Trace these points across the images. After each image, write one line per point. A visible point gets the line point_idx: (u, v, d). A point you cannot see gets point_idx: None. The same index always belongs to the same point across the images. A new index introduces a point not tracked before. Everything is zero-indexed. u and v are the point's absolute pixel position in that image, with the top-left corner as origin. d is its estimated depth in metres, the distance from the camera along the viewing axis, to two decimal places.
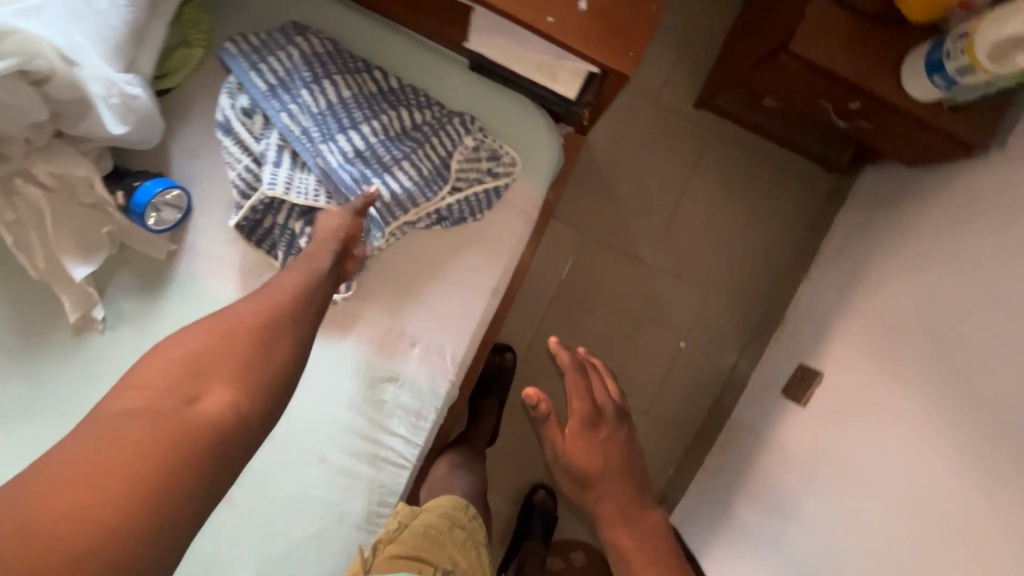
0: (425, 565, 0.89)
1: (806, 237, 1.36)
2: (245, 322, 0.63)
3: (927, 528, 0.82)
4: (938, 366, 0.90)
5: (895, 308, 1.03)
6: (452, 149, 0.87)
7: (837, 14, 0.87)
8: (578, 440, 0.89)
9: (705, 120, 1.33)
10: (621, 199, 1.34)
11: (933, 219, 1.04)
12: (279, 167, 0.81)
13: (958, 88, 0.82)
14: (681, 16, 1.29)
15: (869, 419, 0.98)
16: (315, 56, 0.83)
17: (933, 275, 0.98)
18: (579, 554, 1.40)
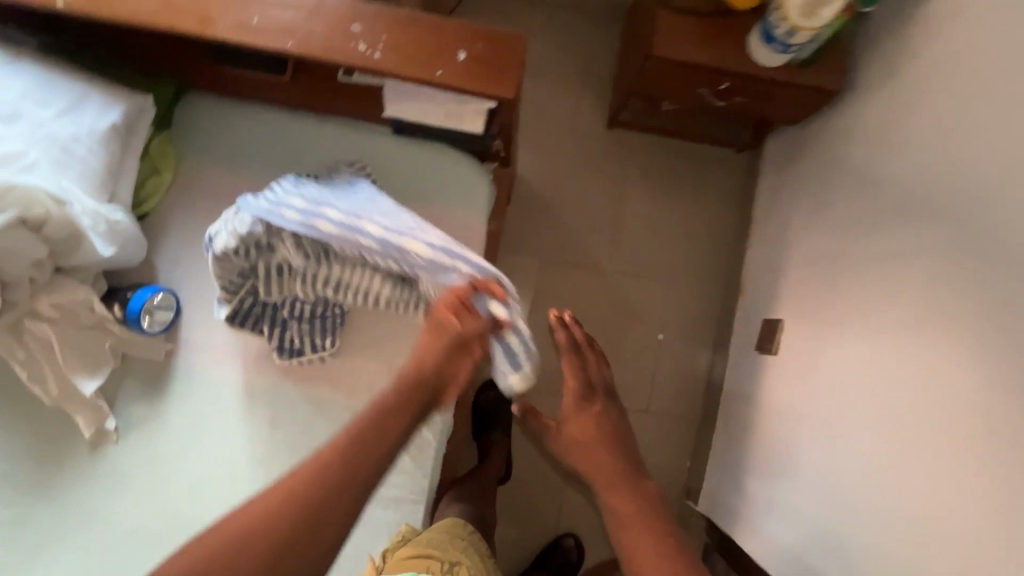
0: (431, 562, 0.89)
1: (740, 211, 1.48)
2: (272, 511, 0.70)
3: (902, 427, 0.86)
4: (875, 278, 0.97)
5: (824, 243, 1.13)
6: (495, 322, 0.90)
7: (682, 21, 1.05)
8: (569, 416, 0.90)
9: (620, 136, 1.49)
10: (565, 222, 1.48)
11: (829, 161, 1.16)
12: (269, 280, 0.95)
13: (795, 48, 0.98)
14: (575, 58, 1.49)
15: (834, 345, 1.04)
16: (372, 208, 0.92)
17: (843, 206, 1.09)
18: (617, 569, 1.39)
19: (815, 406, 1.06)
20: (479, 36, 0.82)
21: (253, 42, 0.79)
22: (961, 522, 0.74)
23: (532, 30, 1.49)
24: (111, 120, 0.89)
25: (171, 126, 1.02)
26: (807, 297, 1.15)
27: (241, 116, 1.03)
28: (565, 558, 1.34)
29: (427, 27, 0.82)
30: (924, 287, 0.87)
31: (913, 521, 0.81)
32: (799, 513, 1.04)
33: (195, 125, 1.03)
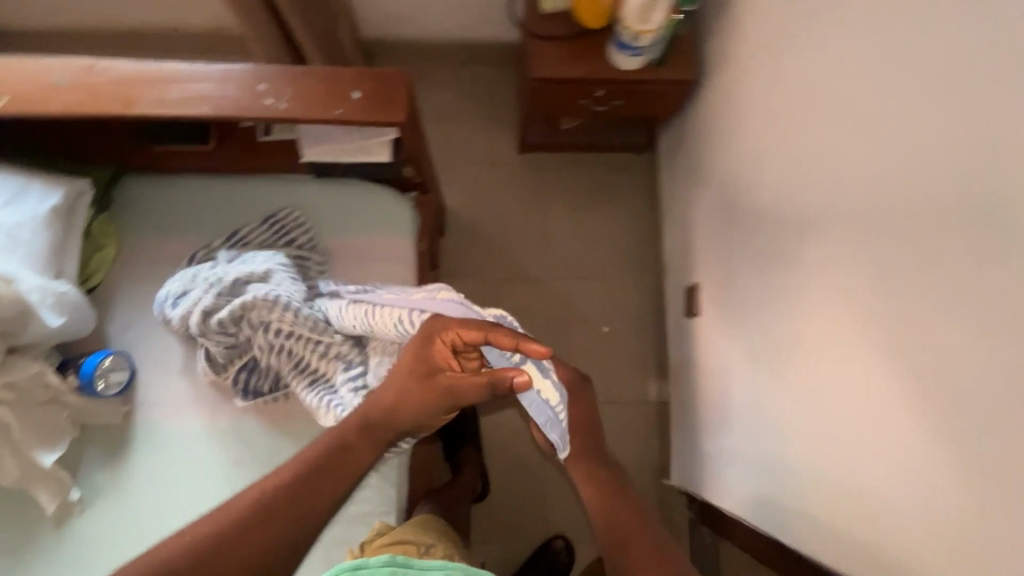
0: (409, 546, 0.97)
1: (652, 203, 1.63)
2: (248, 515, 0.70)
3: (815, 350, 0.90)
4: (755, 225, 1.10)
5: (715, 209, 1.27)
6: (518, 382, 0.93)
7: (550, 47, 1.24)
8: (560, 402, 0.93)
9: (532, 158, 1.65)
10: (498, 243, 1.60)
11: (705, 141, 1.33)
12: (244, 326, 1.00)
13: (643, 50, 1.15)
14: (479, 99, 1.67)
15: (741, 291, 1.15)
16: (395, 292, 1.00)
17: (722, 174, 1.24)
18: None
19: (745, 346, 1.11)
20: (368, 76, 0.95)
21: (173, 113, 0.92)
22: (870, 434, 0.77)
23: (437, 81, 1.68)
24: (52, 204, 0.98)
25: (111, 207, 1.12)
26: (713, 259, 1.27)
27: (174, 188, 1.13)
28: (555, 561, 1.36)
29: (320, 76, 0.95)
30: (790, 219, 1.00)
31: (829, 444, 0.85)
32: (745, 457, 1.12)
33: (132, 202, 1.12)
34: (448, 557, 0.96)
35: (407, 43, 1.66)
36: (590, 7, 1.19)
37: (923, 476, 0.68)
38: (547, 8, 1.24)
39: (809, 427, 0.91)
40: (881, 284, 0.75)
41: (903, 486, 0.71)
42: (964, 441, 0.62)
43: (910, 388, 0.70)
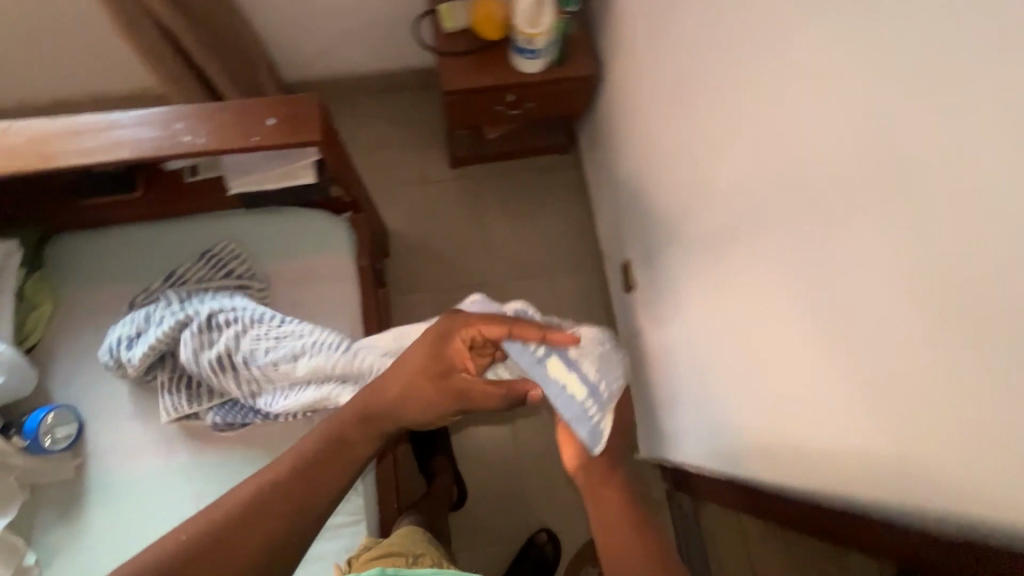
0: (396, 558, 0.98)
1: (583, 198, 1.71)
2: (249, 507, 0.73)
3: (740, 306, 0.86)
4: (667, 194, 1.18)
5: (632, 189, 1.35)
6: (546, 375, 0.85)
7: (456, 62, 1.32)
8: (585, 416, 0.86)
9: (465, 171, 1.72)
10: (442, 257, 1.65)
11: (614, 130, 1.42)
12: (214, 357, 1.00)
13: (540, 51, 1.25)
14: (407, 123, 1.75)
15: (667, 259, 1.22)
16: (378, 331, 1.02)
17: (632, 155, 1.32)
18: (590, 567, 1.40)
19: (686, 308, 1.08)
20: (281, 103, 1.01)
21: (92, 160, 0.95)
22: (803, 383, 0.72)
23: (364, 114, 1.76)
24: None
25: (45, 266, 1.13)
26: (638, 235, 1.35)
27: (108, 239, 1.15)
28: (541, 555, 1.37)
29: (235, 109, 1.01)
30: None
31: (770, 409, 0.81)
32: (693, 426, 1.15)
33: (66, 258, 1.14)
34: (437, 567, 0.98)
35: (330, 82, 1.74)
36: (487, 20, 1.29)
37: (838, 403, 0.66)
38: (449, 28, 1.34)
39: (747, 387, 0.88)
40: (787, 237, 0.71)
41: (834, 434, 0.67)
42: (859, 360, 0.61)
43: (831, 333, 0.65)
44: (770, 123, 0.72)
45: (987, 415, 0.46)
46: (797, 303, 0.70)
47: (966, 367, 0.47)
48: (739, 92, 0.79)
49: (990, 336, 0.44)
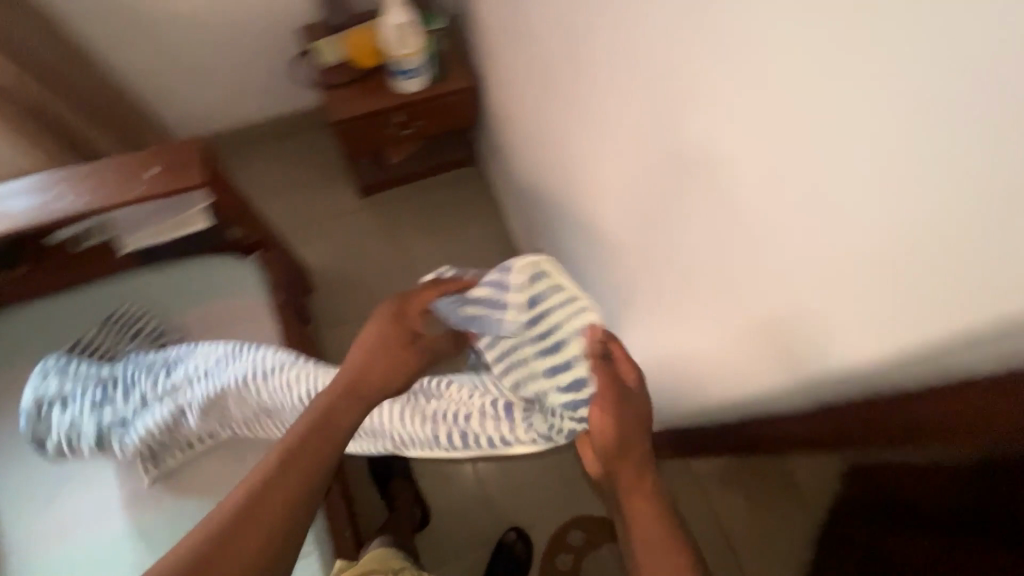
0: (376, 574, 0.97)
1: (494, 204, 1.76)
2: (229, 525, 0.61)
3: (629, 246, 0.87)
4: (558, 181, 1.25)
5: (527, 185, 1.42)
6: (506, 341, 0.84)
7: (339, 93, 1.37)
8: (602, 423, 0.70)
9: (375, 199, 1.75)
10: (367, 286, 1.66)
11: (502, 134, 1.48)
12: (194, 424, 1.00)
13: (414, 71, 1.33)
14: (310, 163, 1.77)
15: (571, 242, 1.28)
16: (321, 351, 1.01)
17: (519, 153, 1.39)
18: (563, 560, 1.40)
19: (595, 259, 1.07)
20: (159, 153, 1.01)
21: None
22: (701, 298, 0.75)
23: (266, 162, 1.77)
24: None
25: None
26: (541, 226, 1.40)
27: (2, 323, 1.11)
28: (512, 553, 1.38)
29: (111, 166, 1.01)
30: None
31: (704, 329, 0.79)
32: None
33: None
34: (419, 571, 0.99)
35: (227, 136, 1.75)
36: (360, 50, 1.36)
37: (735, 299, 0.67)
38: (325, 63, 1.38)
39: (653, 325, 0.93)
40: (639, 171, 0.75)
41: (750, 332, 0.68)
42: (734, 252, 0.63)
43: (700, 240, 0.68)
44: (613, 66, 0.73)
45: (903, 275, 0.43)
46: (694, 220, 0.67)
47: (871, 235, 0.44)
48: (575, 58, 0.85)
49: (886, 187, 0.41)
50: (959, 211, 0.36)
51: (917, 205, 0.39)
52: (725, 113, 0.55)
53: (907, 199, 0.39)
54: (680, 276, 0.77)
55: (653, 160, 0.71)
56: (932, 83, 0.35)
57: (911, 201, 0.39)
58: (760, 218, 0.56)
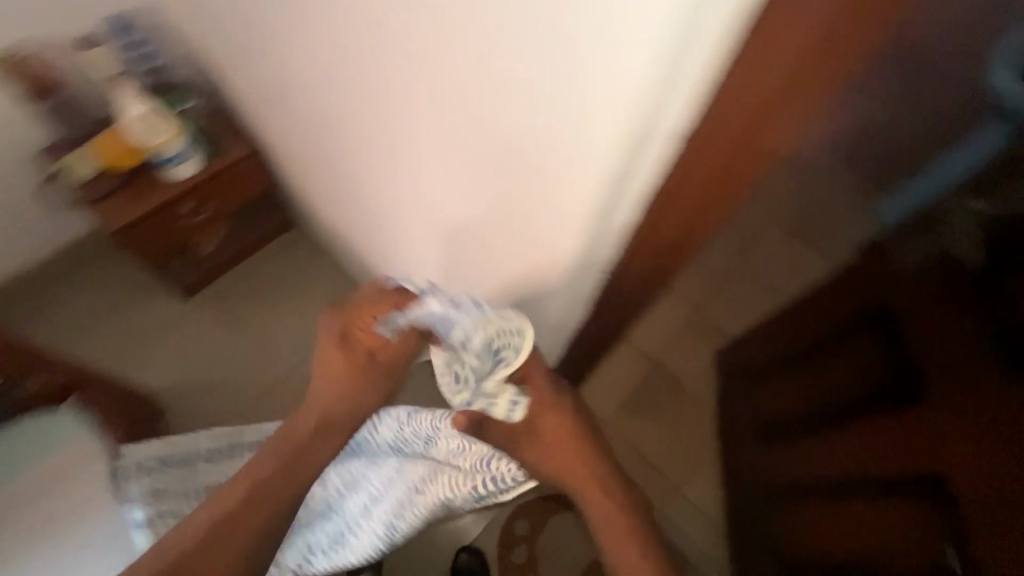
0: None
1: (328, 257, 1.71)
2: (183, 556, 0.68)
3: (437, 233, 0.92)
4: (359, 222, 1.24)
5: (342, 228, 1.40)
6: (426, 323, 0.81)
7: (108, 204, 1.28)
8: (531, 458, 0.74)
9: (202, 296, 1.65)
10: (227, 382, 1.56)
11: (298, 190, 1.45)
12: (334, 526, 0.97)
13: (179, 155, 1.28)
14: (115, 286, 1.63)
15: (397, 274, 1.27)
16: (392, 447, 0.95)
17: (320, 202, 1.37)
18: (517, 554, 1.42)
19: (419, 256, 1.08)
20: None
21: None
22: (497, 264, 0.79)
23: (66, 298, 1.61)
24: None
25: None
26: (373, 263, 1.38)
27: None
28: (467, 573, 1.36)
29: None
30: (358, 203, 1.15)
31: (515, 283, 0.80)
32: None
33: None
34: None
35: (5, 289, 1.56)
36: (111, 151, 1.27)
37: (518, 256, 0.73)
38: (79, 179, 1.26)
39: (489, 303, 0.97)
40: (413, 159, 0.80)
41: (536, 283, 0.75)
42: (497, 210, 0.68)
43: (471, 203, 0.73)
44: (344, 55, 0.75)
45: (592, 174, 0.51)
46: (464, 187, 0.72)
47: (565, 145, 0.51)
48: (322, 86, 0.88)
49: (553, 97, 0.48)
50: (606, 22, 0.40)
51: (581, 44, 0.42)
52: (438, 74, 0.60)
53: (574, 35, 0.42)
54: (476, 233, 0.79)
55: (417, 145, 0.75)
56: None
57: (571, 101, 0.47)
58: (500, 166, 0.61)
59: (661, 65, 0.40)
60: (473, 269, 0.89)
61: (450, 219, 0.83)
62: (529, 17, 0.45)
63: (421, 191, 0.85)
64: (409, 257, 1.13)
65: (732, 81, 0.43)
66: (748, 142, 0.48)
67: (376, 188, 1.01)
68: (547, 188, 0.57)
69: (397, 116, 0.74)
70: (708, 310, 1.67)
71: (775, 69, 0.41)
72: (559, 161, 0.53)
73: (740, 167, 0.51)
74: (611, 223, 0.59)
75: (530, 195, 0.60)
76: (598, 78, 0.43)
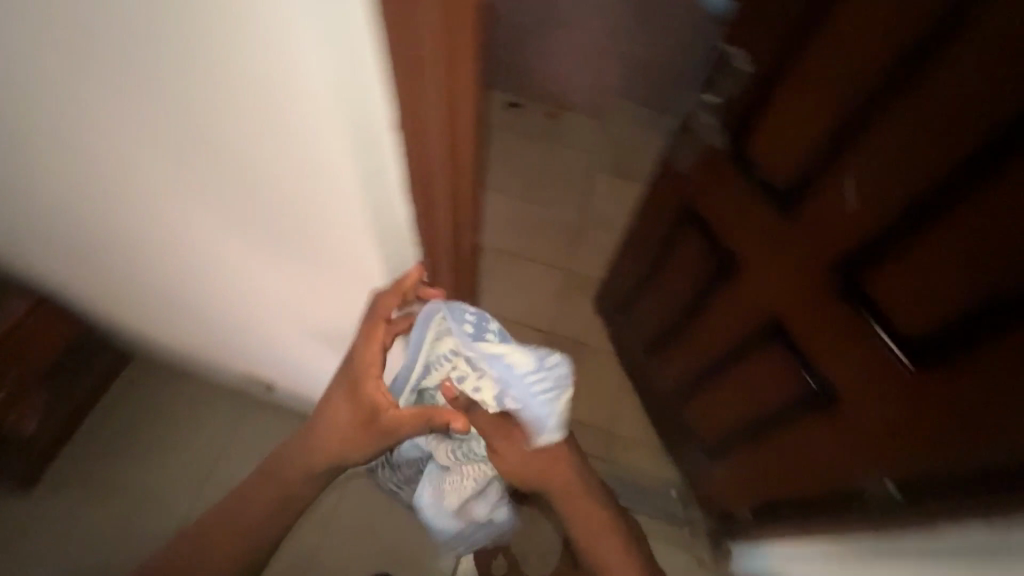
0: None
1: (188, 376, 1.54)
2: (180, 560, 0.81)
3: (270, 298, 0.85)
4: (196, 328, 1.13)
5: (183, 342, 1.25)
6: (468, 320, 0.71)
7: None
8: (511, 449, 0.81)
9: (50, 480, 1.41)
10: (118, 556, 1.34)
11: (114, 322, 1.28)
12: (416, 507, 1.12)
13: None
14: None
15: (266, 359, 1.18)
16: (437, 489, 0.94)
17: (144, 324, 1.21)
18: (499, 564, 1.40)
19: (266, 332, 1.01)
20: None
21: None
22: (339, 296, 0.75)
23: None
24: None
25: None
26: (235, 362, 1.26)
27: None
28: None
29: None
30: (183, 308, 1.04)
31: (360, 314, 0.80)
32: None
33: None
34: None
35: None
36: None
37: (349, 281, 0.69)
38: None
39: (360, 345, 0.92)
40: (197, 237, 0.72)
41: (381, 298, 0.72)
42: (301, 245, 0.64)
43: (277, 251, 0.68)
44: (59, 164, 0.65)
45: (351, 173, 0.49)
46: (261, 239, 0.67)
47: (310, 159, 0.48)
48: (63, 203, 0.77)
49: (264, 119, 0.45)
50: (250, 30, 0.37)
51: (247, 59, 0.39)
52: (152, 142, 0.54)
53: (234, 53, 0.39)
54: (301, 287, 0.77)
55: (190, 221, 0.68)
56: (179, 33, 0.39)
57: (283, 115, 0.44)
58: (274, 204, 0.57)
59: (334, 95, 0.41)
60: (324, 314, 0.84)
61: (272, 277, 0.77)
62: (199, 90, 0.44)
63: (229, 265, 0.78)
64: (267, 336, 1.05)
65: (408, 63, 0.39)
66: (468, 125, 0.49)
67: (186, 284, 0.91)
68: (324, 206, 0.54)
69: (154, 202, 0.67)
70: (573, 265, 1.78)
71: (440, 68, 0.41)
72: (317, 200, 0.53)
73: (465, 169, 0.54)
74: (399, 240, 0.60)
75: (316, 217, 0.57)
76: (286, 81, 0.40)
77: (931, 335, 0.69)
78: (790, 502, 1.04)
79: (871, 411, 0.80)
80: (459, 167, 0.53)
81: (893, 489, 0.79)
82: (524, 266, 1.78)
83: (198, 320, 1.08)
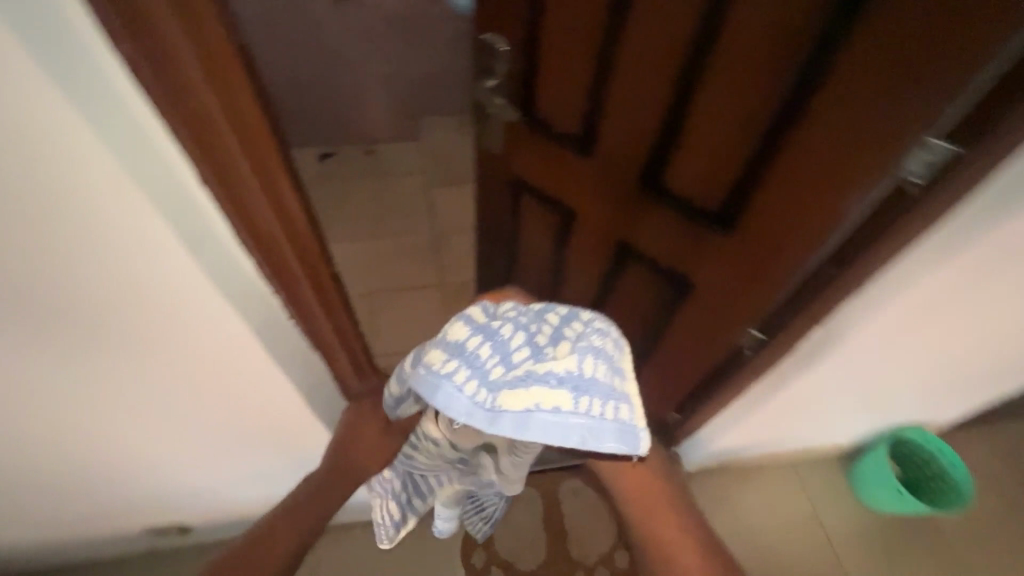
0: None
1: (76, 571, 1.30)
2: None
3: (143, 430, 0.78)
4: (65, 507, 0.97)
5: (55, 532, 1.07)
6: (487, 354, 0.61)
7: None
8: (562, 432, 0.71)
9: None
10: None
11: None
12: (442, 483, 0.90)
13: None
14: None
15: (166, 502, 1.06)
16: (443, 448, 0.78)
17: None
18: None
19: (146, 468, 0.90)
20: None
21: None
22: (218, 389, 0.73)
23: None
24: None
25: None
26: (128, 522, 1.11)
27: None
28: None
29: None
30: (41, 495, 0.90)
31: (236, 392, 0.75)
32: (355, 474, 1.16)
33: None
34: None
35: None
36: None
37: (221, 365, 0.68)
38: None
39: (263, 433, 0.89)
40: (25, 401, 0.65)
41: (263, 369, 0.71)
42: (152, 350, 0.62)
43: (128, 371, 0.64)
44: None
45: (173, 238, 0.50)
46: (104, 367, 0.62)
47: (122, 241, 0.49)
48: None
49: (55, 214, 0.45)
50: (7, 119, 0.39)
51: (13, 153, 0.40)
52: None
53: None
54: (151, 394, 0.69)
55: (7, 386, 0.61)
56: None
57: (73, 202, 0.44)
58: (105, 316, 0.55)
59: (98, 123, 0.41)
60: (211, 418, 0.79)
61: (136, 406, 0.71)
62: None
63: (77, 417, 0.71)
64: (157, 478, 0.95)
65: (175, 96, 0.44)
66: (268, 155, 0.54)
67: (32, 466, 0.80)
68: (159, 287, 0.54)
69: None
70: (447, 277, 1.83)
71: (211, 96, 0.46)
72: (121, 262, 0.50)
73: (289, 199, 0.59)
74: (238, 270, 0.60)
75: (156, 306, 0.56)
76: (64, 162, 0.42)
77: (722, 205, 0.86)
78: (699, 386, 1.20)
79: (712, 281, 0.97)
80: (281, 204, 0.58)
81: (758, 334, 0.97)
82: (403, 298, 1.79)
83: (64, 500, 0.94)
